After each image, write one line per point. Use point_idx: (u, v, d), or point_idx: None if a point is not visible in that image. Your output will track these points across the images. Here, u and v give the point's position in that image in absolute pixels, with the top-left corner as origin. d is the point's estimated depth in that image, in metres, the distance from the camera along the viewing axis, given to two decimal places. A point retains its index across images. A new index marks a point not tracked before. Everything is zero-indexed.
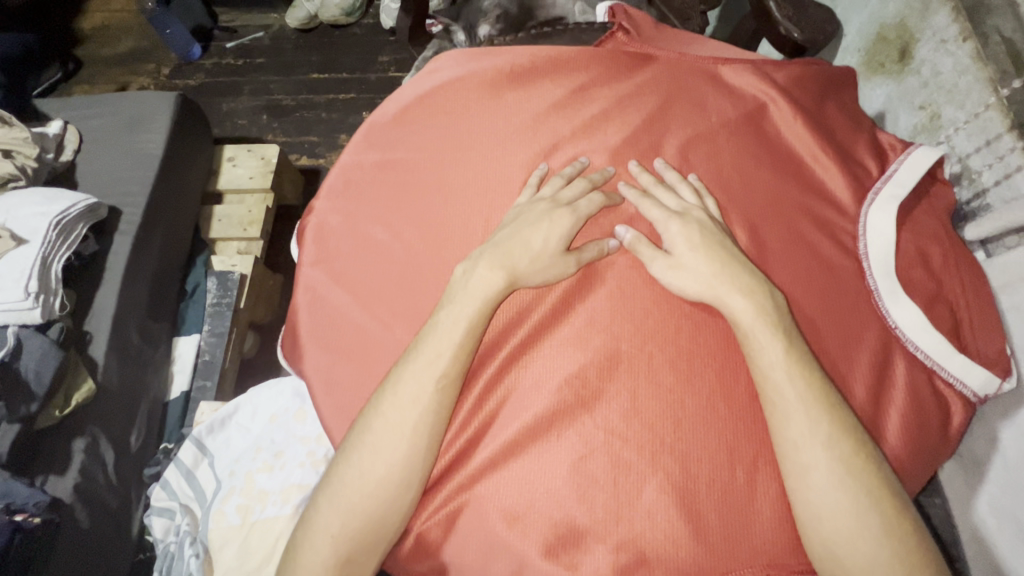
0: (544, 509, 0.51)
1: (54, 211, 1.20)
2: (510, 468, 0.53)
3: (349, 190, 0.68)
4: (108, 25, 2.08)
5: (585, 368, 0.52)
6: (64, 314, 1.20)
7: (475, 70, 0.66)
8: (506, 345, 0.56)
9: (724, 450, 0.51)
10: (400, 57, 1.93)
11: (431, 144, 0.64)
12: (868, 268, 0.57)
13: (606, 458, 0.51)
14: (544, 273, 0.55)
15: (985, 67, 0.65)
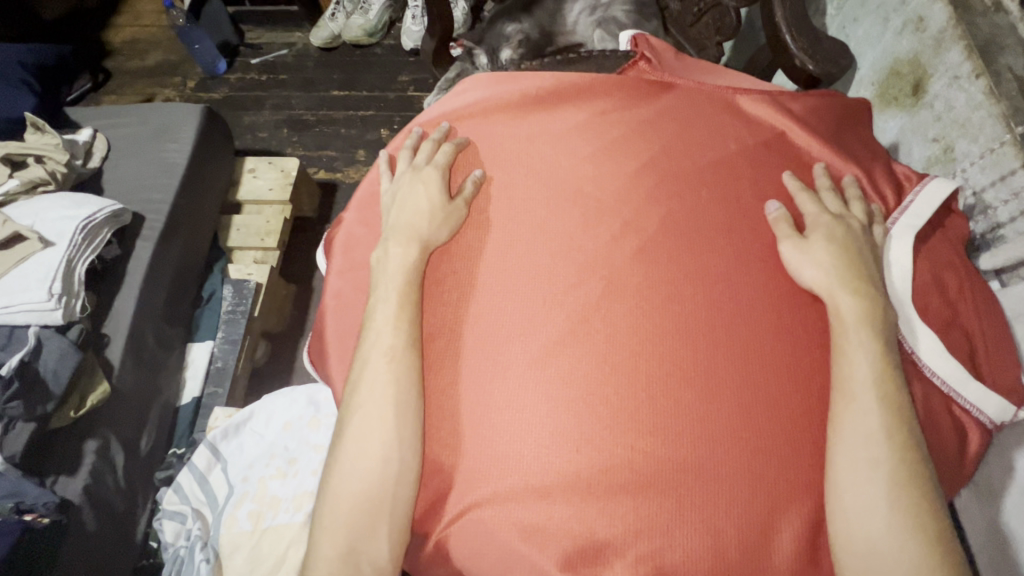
0: (564, 522, 0.51)
1: (80, 215, 1.23)
2: (526, 480, 0.51)
3: (374, 203, 0.71)
4: (138, 39, 2.16)
5: (604, 381, 0.52)
6: (84, 317, 1.22)
7: (502, 92, 0.69)
8: (523, 356, 0.54)
9: (746, 469, 0.50)
10: (419, 77, 1.99)
11: (454, 159, 0.66)
12: (885, 294, 0.58)
13: (626, 472, 0.51)
14: (447, 226, 0.61)
15: (998, 103, 0.66)
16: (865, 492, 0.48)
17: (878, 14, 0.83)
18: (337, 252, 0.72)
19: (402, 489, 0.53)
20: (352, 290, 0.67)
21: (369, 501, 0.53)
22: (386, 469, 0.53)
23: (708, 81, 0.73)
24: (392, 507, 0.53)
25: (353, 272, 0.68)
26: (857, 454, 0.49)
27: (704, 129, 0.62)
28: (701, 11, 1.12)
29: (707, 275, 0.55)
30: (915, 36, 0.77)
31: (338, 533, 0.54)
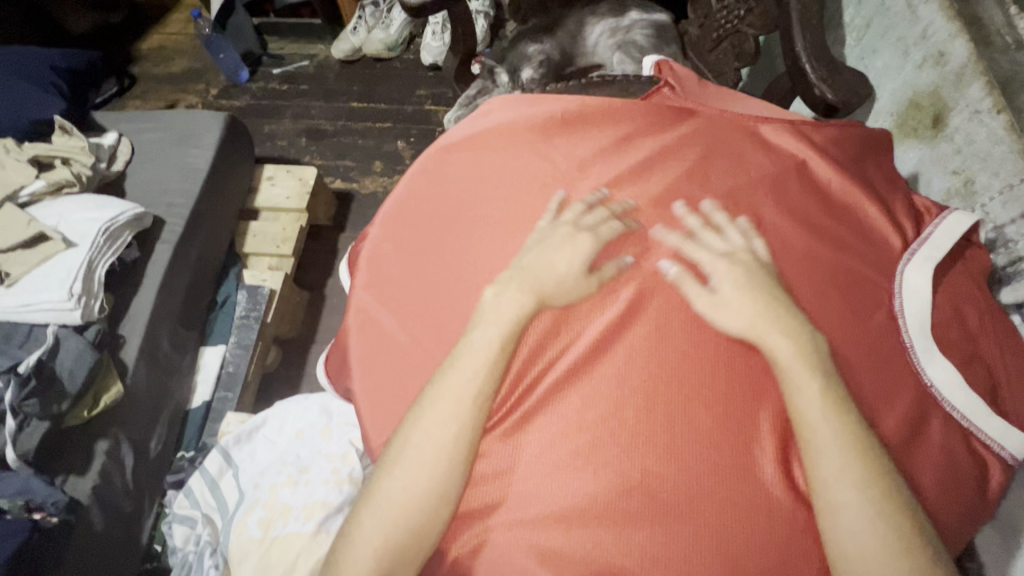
0: (578, 550, 0.48)
1: (104, 218, 1.25)
2: (540, 504, 0.50)
3: (396, 220, 0.72)
4: (165, 46, 2.21)
5: (623, 407, 0.51)
6: (101, 317, 1.23)
7: (525, 112, 0.68)
8: (542, 379, 0.54)
9: (769, 505, 0.49)
10: (437, 91, 2.02)
11: (474, 176, 0.66)
12: (902, 324, 0.58)
13: (644, 500, 0.48)
14: (473, 245, 0.61)
15: (1020, 138, 0.67)
16: (890, 527, 0.46)
17: (899, 47, 0.84)
18: (361, 267, 0.73)
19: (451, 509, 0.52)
20: (375, 307, 0.68)
21: (421, 524, 0.51)
22: (440, 490, 0.51)
23: (729, 108, 0.74)
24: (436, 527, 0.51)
25: (377, 287, 0.69)
26: (850, 488, 0.47)
27: (728, 154, 0.63)
28: (721, 38, 1.14)
29: (733, 298, 0.53)
30: (936, 70, 0.78)
31: (381, 556, 0.51)
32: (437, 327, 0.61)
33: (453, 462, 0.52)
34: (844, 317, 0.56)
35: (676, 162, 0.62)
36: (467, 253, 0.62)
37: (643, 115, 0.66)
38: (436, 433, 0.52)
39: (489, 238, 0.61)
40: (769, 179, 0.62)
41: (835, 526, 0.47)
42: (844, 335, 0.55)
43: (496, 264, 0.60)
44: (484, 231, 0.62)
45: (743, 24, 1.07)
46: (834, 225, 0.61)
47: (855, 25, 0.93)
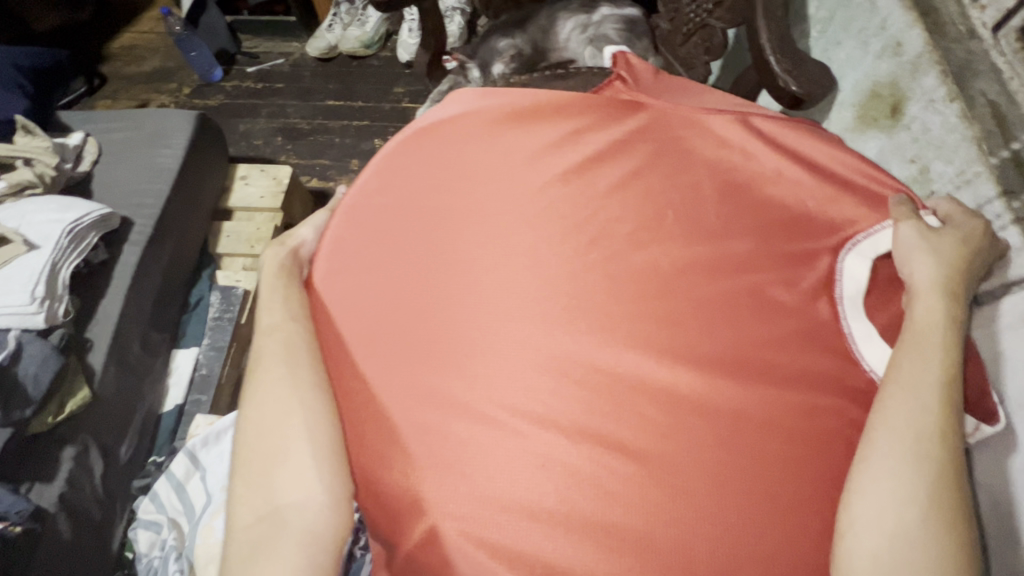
0: (526, 546, 0.46)
1: (68, 219, 1.22)
2: (491, 493, 0.48)
3: (346, 203, 0.68)
4: (135, 45, 2.17)
5: (568, 402, 0.49)
6: (67, 321, 1.20)
7: (483, 106, 0.66)
8: (482, 375, 0.51)
9: (735, 498, 0.46)
10: (414, 88, 2.00)
11: (431, 164, 0.64)
12: (843, 312, 0.56)
13: (591, 492, 0.47)
14: (419, 239, 0.58)
15: (972, 126, 0.68)
16: (875, 495, 0.45)
17: (859, 39, 0.85)
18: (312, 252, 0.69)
19: (315, 434, 0.53)
20: (321, 287, 0.63)
21: (271, 448, 0.53)
22: (285, 413, 0.54)
23: (691, 101, 0.74)
24: (309, 459, 0.52)
25: (318, 273, 0.65)
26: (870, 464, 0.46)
27: (689, 144, 0.63)
28: (690, 32, 1.14)
29: (693, 288, 0.53)
30: (894, 60, 0.79)
31: (260, 495, 0.52)
32: (382, 313, 0.57)
33: (287, 391, 0.55)
34: (803, 303, 0.56)
35: (631, 152, 0.61)
36: (418, 240, 0.58)
37: (601, 106, 0.65)
38: (268, 368, 0.57)
39: (439, 225, 0.58)
40: (727, 168, 0.62)
41: (857, 540, 0.44)
42: (803, 321, 0.55)
43: (446, 248, 0.57)
44: (432, 220, 0.59)
45: (712, 18, 1.08)
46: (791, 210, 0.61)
47: (819, 17, 0.94)
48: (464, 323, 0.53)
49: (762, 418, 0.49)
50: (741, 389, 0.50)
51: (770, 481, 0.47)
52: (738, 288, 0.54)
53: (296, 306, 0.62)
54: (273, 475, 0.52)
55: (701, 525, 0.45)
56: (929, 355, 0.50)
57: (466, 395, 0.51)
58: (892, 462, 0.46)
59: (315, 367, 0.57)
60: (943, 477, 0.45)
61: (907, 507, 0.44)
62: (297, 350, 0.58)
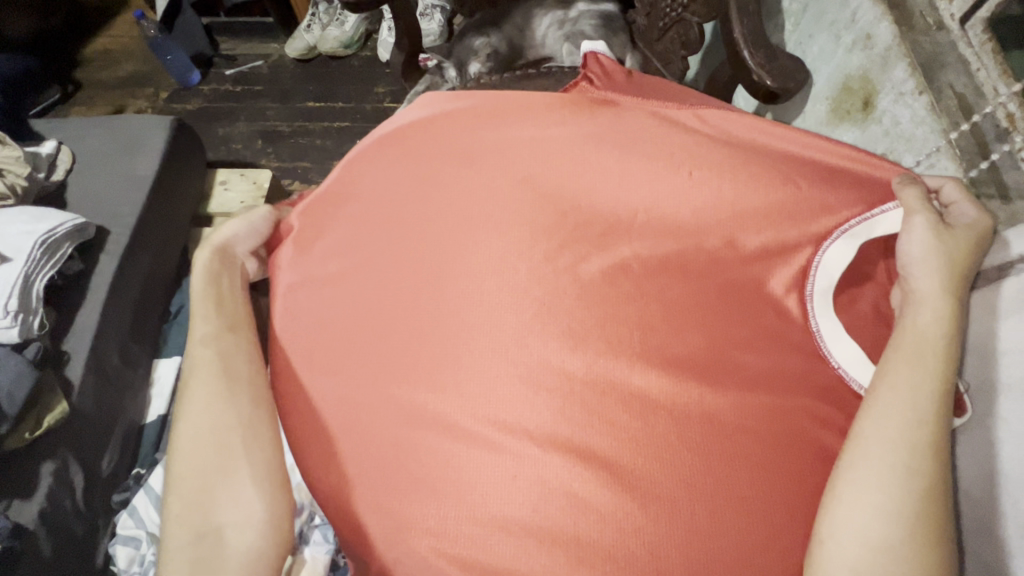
0: (499, 557, 0.46)
1: (40, 230, 1.19)
2: (463, 505, 0.47)
3: (312, 209, 0.66)
4: (110, 50, 2.13)
5: (540, 409, 0.49)
6: (43, 334, 1.18)
7: (449, 111, 0.66)
8: (454, 384, 0.50)
9: (706, 500, 0.46)
10: (395, 88, 1.98)
11: (402, 172, 0.62)
12: (811, 309, 0.56)
13: (563, 499, 0.46)
14: (392, 248, 0.57)
15: (940, 119, 0.68)
16: (859, 502, 0.45)
17: (831, 32, 0.85)
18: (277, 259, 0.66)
19: (252, 452, 0.56)
20: (290, 297, 0.62)
21: (203, 463, 0.54)
22: (220, 431, 0.55)
23: (664, 99, 0.74)
24: (248, 475, 0.55)
25: (284, 283, 0.63)
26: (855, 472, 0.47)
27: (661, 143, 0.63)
28: (666, 27, 1.14)
29: (664, 290, 0.53)
30: (865, 53, 0.79)
31: (193, 509, 0.53)
32: (354, 327, 0.55)
33: (224, 406, 0.57)
34: (773, 301, 0.56)
35: None
36: (388, 251, 0.57)
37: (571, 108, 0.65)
38: (201, 381, 0.58)
39: (410, 232, 0.57)
40: None
41: (837, 550, 0.45)
42: (776, 320, 0.55)
43: (416, 259, 0.56)
44: (403, 227, 0.58)
45: (687, 12, 1.07)
46: (790, 199, 0.56)
47: (792, 10, 0.94)
48: (438, 337, 0.52)
49: (733, 418, 0.49)
50: (711, 389, 0.50)
51: (742, 482, 0.47)
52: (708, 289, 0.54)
53: (232, 320, 0.63)
54: (208, 493, 0.53)
55: (672, 528, 0.45)
56: (925, 362, 0.50)
57: (444, 411, 0.50)
58: (874, 472, 0.46)
59: (252, 386, 0.59)
60: (924, 487, 0.46)
61: (879, 511, 0.45)
62: (231, 368, 0.59)
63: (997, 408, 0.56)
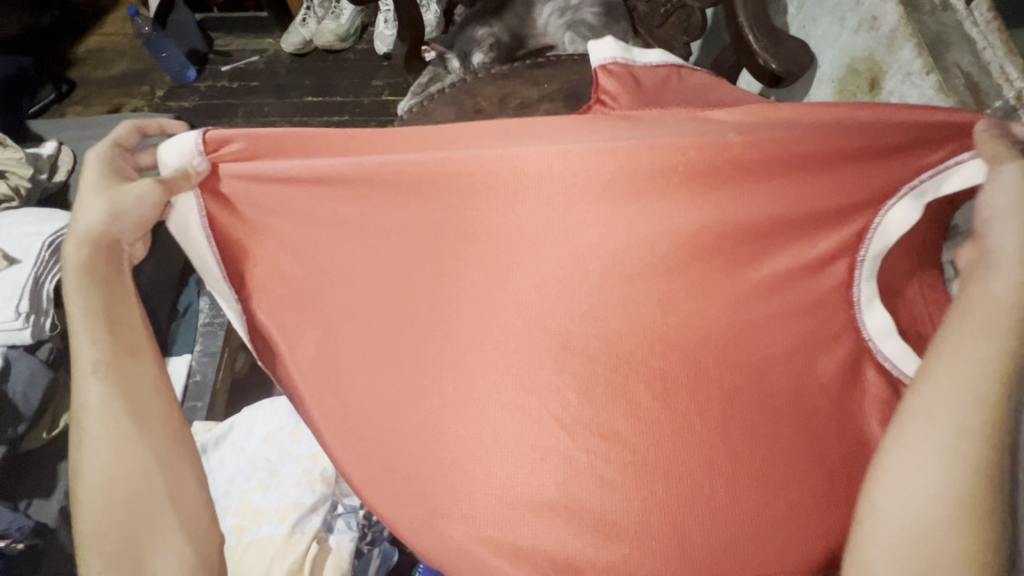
0: (529, 532, 0.48)
1: (46, 231, 1.18)
2: (491, 486, 0.48)
3: (313, 184, 0.59)
4: (103, 48, 2.12)
5: (562, 393, 0.49)
6: (55, 334, 1.18)
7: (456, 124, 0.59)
8: (486, 382, 0.51)
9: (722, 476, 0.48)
10: (393, 81, 1.97)
11: (414, 146, 0.58)
12: (858, 275, 0.57)
13: (591, 479, 0.48)
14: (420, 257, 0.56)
15: (947, 98, 0.69)
16: (905, 483, 0.44)
17: (834, 14, 0.86)
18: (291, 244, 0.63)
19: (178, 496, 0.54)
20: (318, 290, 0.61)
21: (124, 513, 0.51)
22: (139, 477, 0.52)
23: (677, 84, 0.74)
24: (176, 518, 0.53)
25: (305, 274, 0.62)
26: (903, 450, 0.46)
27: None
28: (668, 13, 1.14)
29: (695, 271, 0.53)
30: (870, 34, 0.80)
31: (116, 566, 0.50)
32: (387, 326, 0.56)
33: (135, 444, 0.53)
34: (797, 279, 0.56)
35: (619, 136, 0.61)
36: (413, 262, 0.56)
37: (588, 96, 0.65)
38: (99, 424, 0.53)
39: (438, 244, 0.56)
40: None
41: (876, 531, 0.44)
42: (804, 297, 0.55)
43: (443, 253, 0.56)
44: (433, 240, 0.56)
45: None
46: (824, 174, 0.55)
47: None
48: (469, 327, 0.53)
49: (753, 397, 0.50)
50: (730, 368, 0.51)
51: (759, 455, 0.49)
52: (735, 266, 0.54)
53: (132, 351, 0.56)
54: (134, 544, 0.51)
55: (699, 503, 0.47)
56: (985, 331, 0.47)
57: (478, 411, 0.50)
58: (922, 453, 0.45)
59: (167, 423, 0.56)
60: (983, 471, 0.43)
61: (930, 492, 0.43)
62: (142, 412, 0.54)
63: None
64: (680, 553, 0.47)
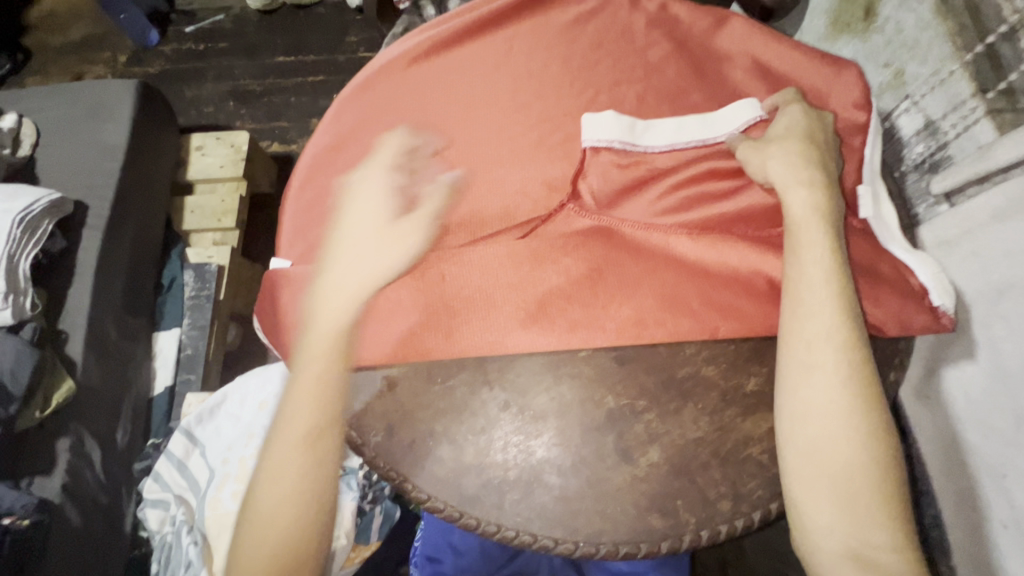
0: (527, 459, 0.52)
1: (15, 207, 1.03)
2: (478, 424, 0.53)
3: (332, 148, 0.66)
4: (57, 12, 1.99)
5: (550, 330, 0.54)
6: (37, 315, 1.05)
7: (486, 106, 0.61)
8: (476, 337, 0.55)
9: (707, 413, 0.53)
10: (369, 36, 1.84)
11: (455, 99, 0.63)
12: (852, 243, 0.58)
13: (573, 378, 0.54)
14: (430, 226, 0.58)
15: (946, 21, 0.66)
16: (814, 394, 0.48)
17: None
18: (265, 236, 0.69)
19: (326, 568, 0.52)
20: None
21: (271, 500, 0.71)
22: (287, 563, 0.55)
23: (673, 12, 0.67)
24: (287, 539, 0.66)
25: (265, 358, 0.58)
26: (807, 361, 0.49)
27: (662, 78, 0.63)
28: None
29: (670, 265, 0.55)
30: None
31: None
32: (380, 286, 0.57)
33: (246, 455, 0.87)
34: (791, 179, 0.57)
35: (640, 80, 0.62)
36: (417, 221, 0.58)
37: (574, 55, 0.63)
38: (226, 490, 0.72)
39: (452, 224, 0.58)
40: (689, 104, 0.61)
41: (819, 540, 0.47)
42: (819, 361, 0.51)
43: (434, 165, 0.60)
44: (438, 217, 0.58)
45: None
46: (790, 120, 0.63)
47: None
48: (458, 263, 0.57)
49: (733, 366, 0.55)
50: (701, 325, 0.54)
51: (715, 367, 0.55)
52: (730, 316, 0.54)
53: None
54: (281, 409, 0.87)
55: (677, 426, 0.53)
56: (814, 260, 0.51)
57: (475, 348, 0.55)
58: (820, 370, 0.49)
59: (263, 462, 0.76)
60: (865, 396, 0.48)
61: (827, 407, 0.48)
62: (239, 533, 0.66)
63: (1002, 309, 0.58)
64: (692, 485, 0.51)
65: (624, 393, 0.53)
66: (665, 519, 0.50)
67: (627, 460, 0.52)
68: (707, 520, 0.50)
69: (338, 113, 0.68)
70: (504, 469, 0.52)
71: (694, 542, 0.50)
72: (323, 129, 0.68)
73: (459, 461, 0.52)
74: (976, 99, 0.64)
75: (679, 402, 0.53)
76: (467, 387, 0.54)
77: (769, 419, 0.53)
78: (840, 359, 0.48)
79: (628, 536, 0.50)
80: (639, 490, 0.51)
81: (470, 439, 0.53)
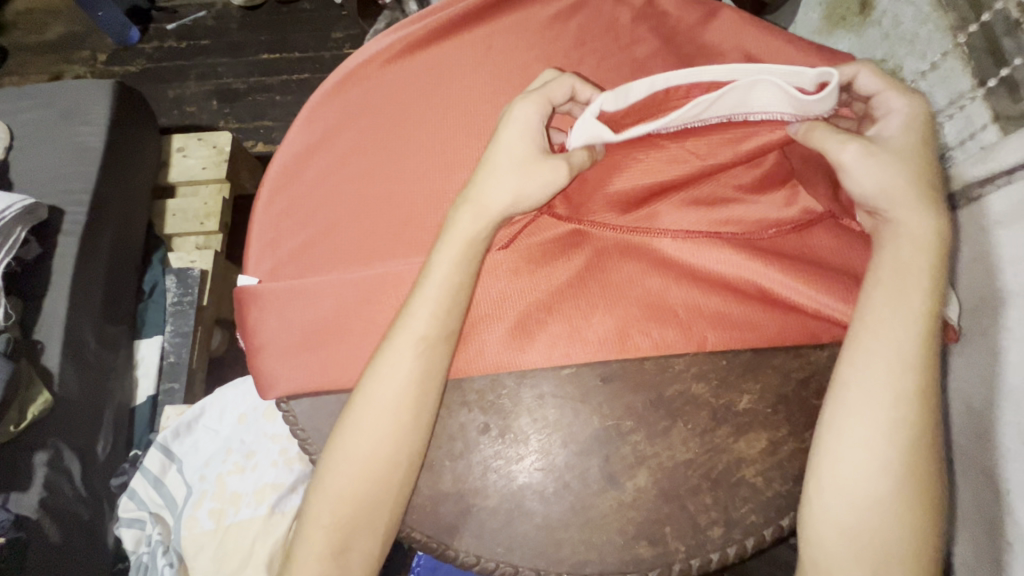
0: (508, 485, 0.49)
1: None
2: (455, 448, 0.50)
3: (302, 155, 0.62)
4: (34, 10, 1.93)
5: (530, 349, 0.51)
6: (10, 325, 1.01)
7: (463, 109, 0.58)
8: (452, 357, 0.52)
9: (698, 433, 0.50)
10: (354, 32, 1.79)
11: (430, 101, 0.59)
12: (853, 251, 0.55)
13: (557, 398, 0.51)
14: (404, 238, 0.55)
15: (947, 14, 0.64)
16: (871, 442, 0.46)
17: None
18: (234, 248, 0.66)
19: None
20: None
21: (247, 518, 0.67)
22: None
23: (660, 6, 0.64)
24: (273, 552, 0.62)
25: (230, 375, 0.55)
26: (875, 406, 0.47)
27: (649, 77, 0.59)
28: None
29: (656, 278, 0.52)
30: None
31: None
32: (353, 304, 0.54)
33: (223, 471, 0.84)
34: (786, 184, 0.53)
35: (626, 79, 0.59)
36: (390, 233, 0.55)
37: (556, 53, 0.60)
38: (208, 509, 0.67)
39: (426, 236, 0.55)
40: None
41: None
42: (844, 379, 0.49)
43: (408, 173, 0.56)
44: (412, 229, 0.55)
45: None
46: None
47: None
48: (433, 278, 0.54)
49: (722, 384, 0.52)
50: (691, 340, 0.51)
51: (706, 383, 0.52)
52: (721, 330, 0.52)
53: None
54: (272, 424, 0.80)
55: (666, 447, 0.50)
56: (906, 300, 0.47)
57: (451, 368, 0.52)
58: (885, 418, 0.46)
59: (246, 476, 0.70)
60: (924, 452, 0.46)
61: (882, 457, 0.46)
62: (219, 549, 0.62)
63: (1006, 318, 0.56)
64: (683, 509, 0.49)
65: (611, 413, 0.51)
66: (655, 546, 0.48)
67: (614, 485, 0.49)
68: (697, 545, 0.48)
69: (308, 118, 0.64)
70: (484, 496, 0.49)
71: (684, 570, 0.47)
72: (293, 134, 0.65)
73: (436, 488, 0.50)
74: (978, 97, 0.62)
75: (669, 422, 0.50)
76: (443, 409, 0.51)
77: (762, 438, 0.51)
78: (909, 410, 0.46)
79: (614, 565, 0.47)
80: (627, 516, 0.48)
81: (448, 465, 0.50)
